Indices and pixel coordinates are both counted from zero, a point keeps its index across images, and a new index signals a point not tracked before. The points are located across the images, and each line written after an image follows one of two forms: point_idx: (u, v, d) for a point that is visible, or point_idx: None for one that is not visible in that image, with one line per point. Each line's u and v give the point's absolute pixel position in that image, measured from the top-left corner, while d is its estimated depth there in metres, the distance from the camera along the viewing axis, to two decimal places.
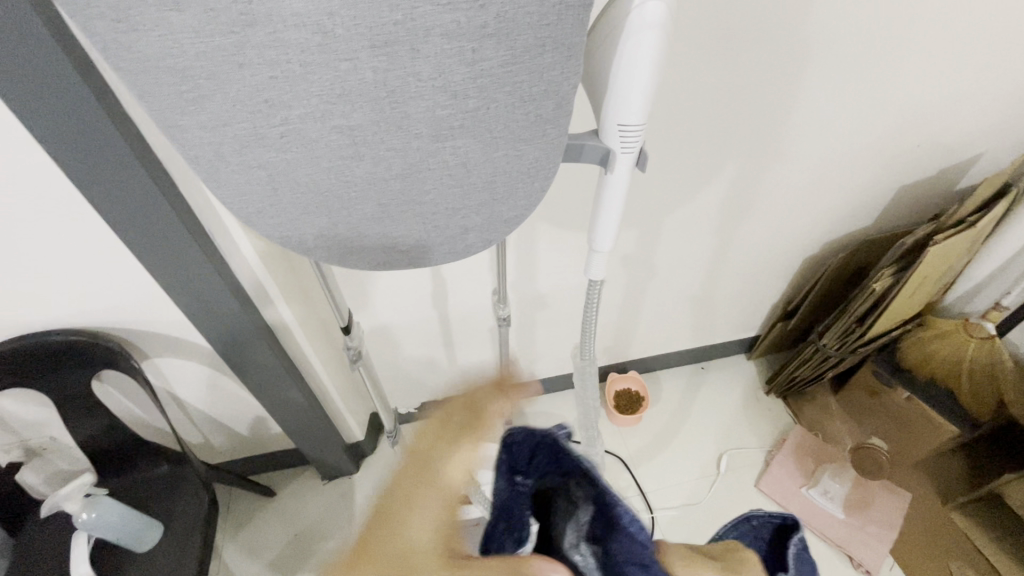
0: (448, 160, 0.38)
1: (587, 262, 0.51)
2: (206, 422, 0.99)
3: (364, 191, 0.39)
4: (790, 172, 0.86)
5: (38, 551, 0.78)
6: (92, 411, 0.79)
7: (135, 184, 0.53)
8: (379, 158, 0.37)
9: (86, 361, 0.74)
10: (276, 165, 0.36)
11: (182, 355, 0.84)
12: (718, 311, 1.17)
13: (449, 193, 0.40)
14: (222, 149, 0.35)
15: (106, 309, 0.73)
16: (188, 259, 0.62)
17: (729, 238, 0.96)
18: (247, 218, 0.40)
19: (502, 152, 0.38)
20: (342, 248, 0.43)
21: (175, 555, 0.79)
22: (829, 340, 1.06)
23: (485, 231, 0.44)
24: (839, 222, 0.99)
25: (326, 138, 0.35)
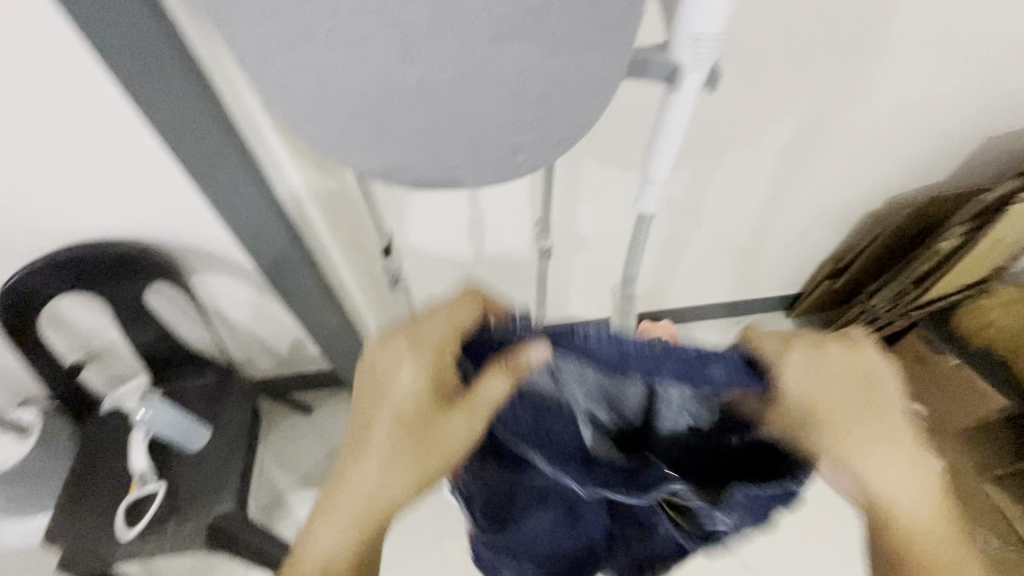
0: (503, 68, 0.35)
1: (639, 194, 0.48)
2: (249, 341, 1.03)
3: (413, 100, 0.37)
4: (863, 116, 0.79)
5: (101, 444, 0.85)
6: (145, 320, 0.84)
7: (180, 91, 0.52)
8: (430, 62, 0.34)
9: (137, 272, 0.77)
10: (323, 65, 0.34)
11: (227, 273, 0.86)
12: (763, 265, 1.12)
13: (501, 107, 0.38)
14: (270, 44, 0.33)
15: (155, 222, 0.75)
16: (233, 173, 0.62)
17: (785, 186, 0.90)
18: (293, 124, 0.38)
19: (561, 61, 0.35)
20: (387, 162, 0.41)
21: (223, 456, 0.84)
22: (881, 299, 1.03)
23: (536, 151, 0.42)
24: (909, 176, 0.92)
25: (377, 37, 0.33)
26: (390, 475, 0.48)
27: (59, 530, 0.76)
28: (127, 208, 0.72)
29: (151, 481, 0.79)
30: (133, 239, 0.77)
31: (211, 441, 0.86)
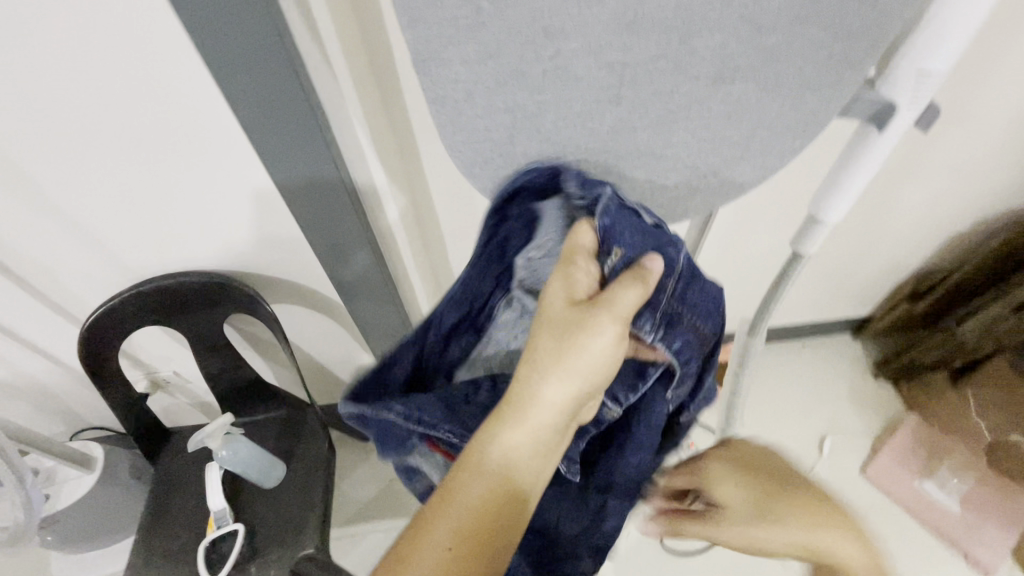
0: (713, 108, 0.32)
1: (802, 234, 0.45)
2: (313, 370, 1.00)
3: (605, 141, 0.34)
4: (972, 135, 0.74)
5: (175, 477, 0.82)
6: (221, 351, 0.81)
7: (299, 122, 0.49)
8: (638, 103, 0.31)
9: (222, 302, 0.74)
10: (524, 109, 0.31)
11: (302, 303, 0.83)
12: (842, 287, 1.06)
13: (696, 148, 0.35)
14: (474, 88, 0.30)
15: (242, 254, 0.72)
16: (334, 202, 0.59)
17: (871, 209, 0.86)
18: (470, 170, 0.35)
19: (779, 102, 0.32)
20: (555, 205, 0.39)
21: (300, 492, 0.81)
22: (970, 327, 0.98)
23: (713, 192, 0.39)
24: (1005, 197, 0.86)
25: (592, 79, 0.30)
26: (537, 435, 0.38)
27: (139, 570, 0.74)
28: (217, 240, 0.68)
29: (229, 522, 0.76)
30: (218, 271, 0.74)
31: (288, 476, 0.82)
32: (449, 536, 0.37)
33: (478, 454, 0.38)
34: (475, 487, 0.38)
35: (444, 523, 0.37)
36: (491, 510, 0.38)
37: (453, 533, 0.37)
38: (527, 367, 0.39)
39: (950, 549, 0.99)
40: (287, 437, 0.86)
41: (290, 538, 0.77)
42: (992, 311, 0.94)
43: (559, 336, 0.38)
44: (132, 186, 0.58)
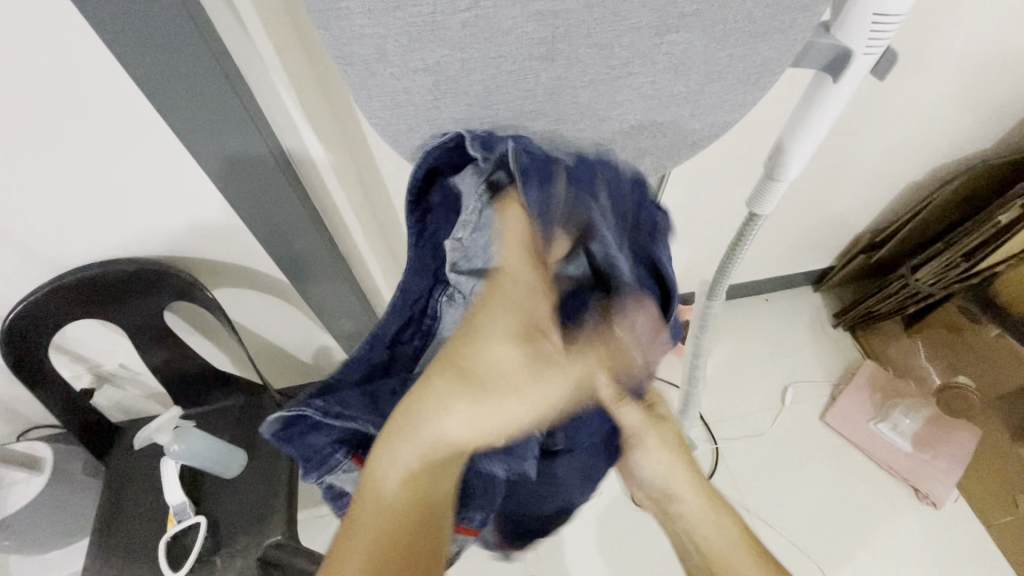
0: (658, 62, 0.29)
1: (756, 195, 0.43)
2: (271, 353, 0.96)
3: (543, 103, 0.30)
4: (926, 81, 0.73)
5: (128, 475, 0.79)
6: (165, 341, 0.76)
7: (210, 89, 0.44)
8: (575, 58, 0.28)
9: (158, 291, 0.69)
10: (447, 68, 0.27)
11: (249, 287, 0.78)
12: (803, 241, 1.07)
13: (642, 107, 0.32)
14: (385, 45, 0.26)
15: (172, 237, 0.66)
16: (265, 177, 0.54)
17: (830, 162, 0.85)
18: (396, 138, 0.32)
19: (728, 53, 0.29)
20: None
21: (263, 480, 0.78)
22: (924, 275, 0.99)
23: (665, 155, 0.36)
24: (959, 145, 0.87)
25: (520, 30, 0.26)
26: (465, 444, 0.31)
27: (96, 573, 0.71)
28: (139, 223, 0.63)
29: (190, 515, 0.73)
30: (150, 256, 0.69)
31: (249, 465, 0.80)
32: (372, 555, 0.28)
33: (387, 478, 0.30)
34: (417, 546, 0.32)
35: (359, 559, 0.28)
36: (404, 540, 0.29)
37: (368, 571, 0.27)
38: (440, 375, 0.31)
39: (903, 486, 1.05)
40: (246, 425, 0.83)
41: (256, 526, 0.75)
42: (945, 257, 0.96)
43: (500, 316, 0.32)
44: (33, 163, 0.53)
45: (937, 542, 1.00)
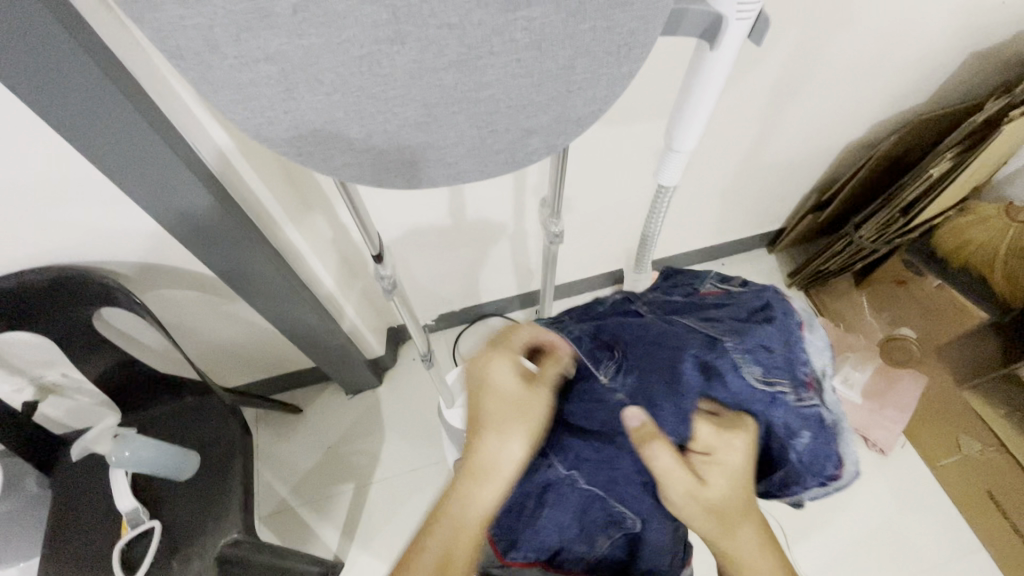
0: (517, 39, 0.28)
1: (661, 165, 0.43)
2: (220, 350, 0.95)
3: (406, 88, 0.29)
4: (857, 38, 0.71)
5: (78, 484, 0.77)
6: (100, 348, 0.74)
7: (88, 88, 0.41)
8: (426, 39, 0.27)
9: (80, 299, 0.67)
10: (289, 57, 0.26)
11: (182, 286, 0.77)
12: (751, 206, 1.07)
13: (513, 86, 0.31)
14: (215, 33, 0.25)
15: (88, 241, 0.64)
16: (171, 178, 0.52)
17: (774, 124, 0.84)
18: (259, 132, 0.30)
19: (590, 25, 0.28)
20: (377, 164, 0.34)
21: (218, 480, 0.78)
22: (866, 232, 1.01)
23: (552, 133, 0.35)
24: (898, 97, 0.86)
25: (358, 12, 0.25)
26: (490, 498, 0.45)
27: None
28: (45, 228, 0.60)
29: (144, 520, 0.72)
30: (68, 262, 0.66)
31: (203, 466, 0.79)
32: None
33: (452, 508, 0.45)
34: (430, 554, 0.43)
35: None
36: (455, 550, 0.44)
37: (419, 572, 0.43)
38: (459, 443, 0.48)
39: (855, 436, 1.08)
40: (197, 427, 0.82)
41: (210, 528, 0.75)
42: (884, 213, 0.98)
43: (504, 411, 0.47)
44: None
45: (889, 486, 1.05)
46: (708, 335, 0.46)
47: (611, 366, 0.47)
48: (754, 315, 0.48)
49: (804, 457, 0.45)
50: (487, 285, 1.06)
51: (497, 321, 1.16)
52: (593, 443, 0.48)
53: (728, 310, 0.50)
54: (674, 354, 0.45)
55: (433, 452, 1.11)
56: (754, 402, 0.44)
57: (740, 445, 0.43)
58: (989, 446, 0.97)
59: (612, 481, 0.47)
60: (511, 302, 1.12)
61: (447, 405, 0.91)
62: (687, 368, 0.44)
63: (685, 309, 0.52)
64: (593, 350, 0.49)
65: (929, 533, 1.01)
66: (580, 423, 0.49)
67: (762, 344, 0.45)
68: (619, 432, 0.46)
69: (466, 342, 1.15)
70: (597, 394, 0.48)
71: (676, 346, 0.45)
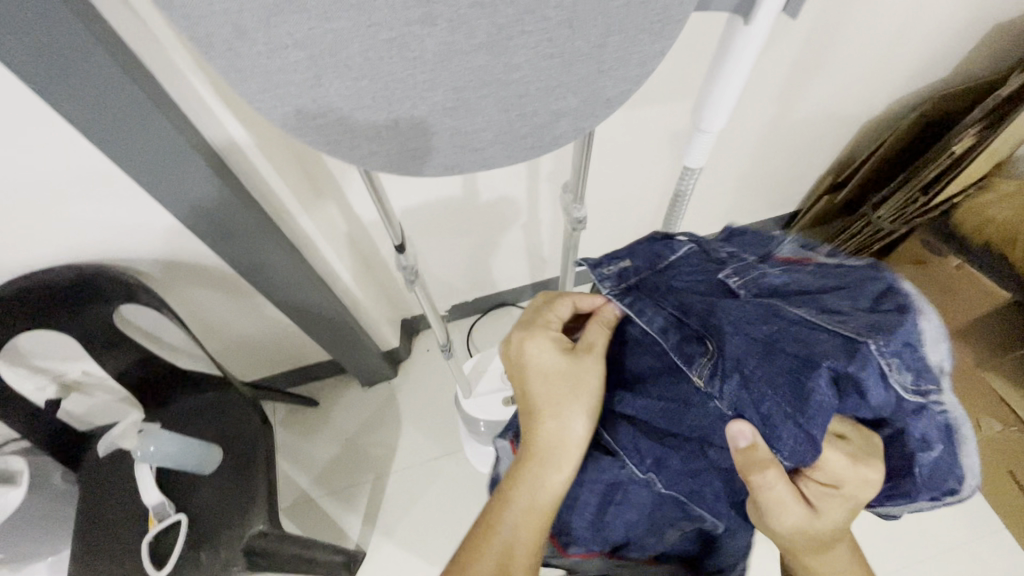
0: (548, 17, 0.27)
1: (689, 147, 0.42)
2: (238, 344, 0.95)
3: (435, 72, 0.28)
4: (877, 11, 0.70)
5: (106, 478, 0.79)
6: (122, 344, 0.75)
7: (107, 81, 0.41)
8: (456, 20, 0.26)
9: (101, 296, 0.67)
10: (318, 42, 0.26)
11: (200, 282, 0.77)
12: (767, 188, 1.05)
13: (543, 67, 0.30)
14: (244, 19, 0.24)
15: (106, 238, 0.64)
16: (191, 172, 0.51)
17: (791, 103, 0.82)
18: (286, 121, 0.30)
19: (623, 0, 0.28)
20: (403, 152, 0.34)
21: (241, 473, 0.79)
22: (885, 214, 1.00)
23: (581, 115, 0.34)
24: (919, 71, 0.84)
25: None
26: (546, 468, 0.48)
27: None
28: (64, 226, 0.61)
29: (170, 513, 0.73)
30: (88, 259, 0.66)
31: (226, 459, 0.80)
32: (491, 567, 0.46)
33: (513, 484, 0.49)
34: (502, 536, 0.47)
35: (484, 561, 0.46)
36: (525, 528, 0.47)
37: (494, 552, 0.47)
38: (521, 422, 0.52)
39: None
40: (218, 421, 0.83)
41: (236, 521, 0.75)
42: (904, 193, 0.96)
43: (556, 383, 0.50)
44: None
45: None
46: (842, 336, 0.37)
47: (708, 371, 0.41)
48: (888, 301, 0.39)
49: (931, 470, 0.40)
50: (501, 274, 1.05)
51: (511, 310, 1.15)
52: (677, 447, 0.46)
53: (843, 294, 0.41)
54: (798, 364, 0.37)
55: (451, 442, 1.11)
56: (894, 411, 0.38)
57: (874, 477, 0.40)
58: (1010, 426, 0.95)
59: (695, 490, 0.47)
60: (525, 291, 1.12)
61: (464, 394, 0.91)
62: (818, 383, 0.36)
63: (789, 286, 0.43)
64: (682, 344, 0.44)
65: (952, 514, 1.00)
66: (662, 423, 0.47)
67: (907, 342, 0.36)
68: (714, 443, 0.45)
69: (481, 332, 1.14)
70: (689, 393, 0.45)
71: (786, 351, 0.38)
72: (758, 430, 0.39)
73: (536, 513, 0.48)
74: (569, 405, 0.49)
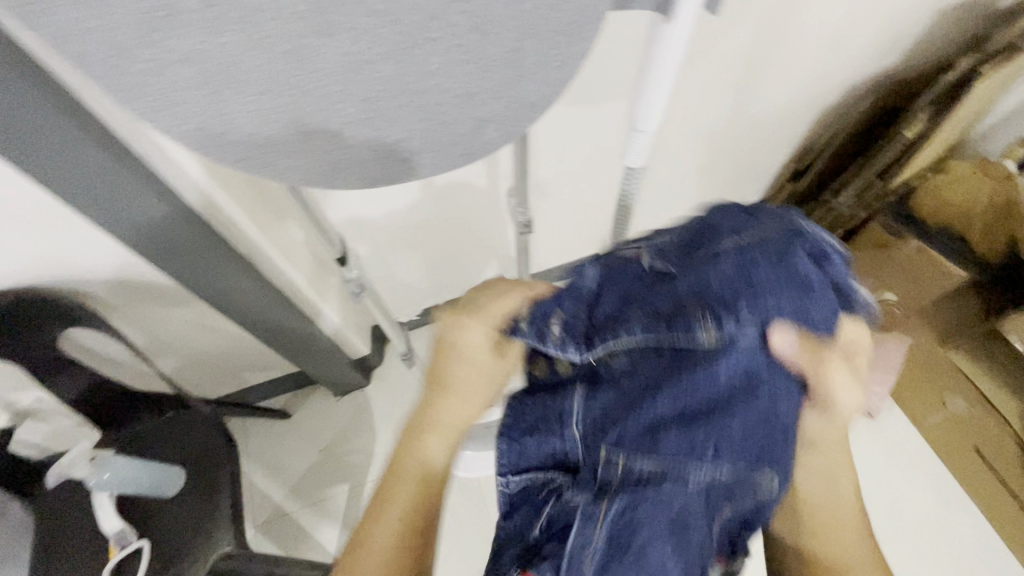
0: (455, 23, 0.26)
1: (627, 146, 0.42)
2: (200, 361, 0.93)
3: (343, 83, 0.27)
4: (826, 2, 0.70)
5: (62, 507, 0.76)
6: (71, 369, 0.72)
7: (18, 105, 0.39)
8: (355, 29, 0.25)
9: (43, 321, 0.64)
10: (208, 56, 0.24)
11: (150, 301, 0.74)
12: (731, 178, 1.06)
13: (459, 73, 0.29)
14: (120, 35, 0.23)
15: (44, 264, 0.61)
16: (125, 195, 0.49)
17: (747, 95, 0.82)
18: (188, 138, 0.28)
19: (533, 3, 0.27)
20: (324, 165, 0.32)
21: (206, 493, 0.77)
22: (846, 200, 1.01)
23: (508, 120, 0.34)
24: (872, 58, 0.85)
25: (276, 4, 0.23)
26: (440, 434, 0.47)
27: None
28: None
29: (132, 540, 0.71)
30: (25, 284, 0.63)
31: (189, 481, 0.78)
32: (389, 537, 0.43)
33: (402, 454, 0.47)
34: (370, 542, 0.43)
35: (380, 530, 0.43)
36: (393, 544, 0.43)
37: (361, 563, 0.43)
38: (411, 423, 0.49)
39: None
40: (178, 443, 0.80)
41: (201, 542, 0.74)
42: (861, 178, 0.97)
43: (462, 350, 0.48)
44: None
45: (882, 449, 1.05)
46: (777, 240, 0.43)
47: (710, 318, 0.40)
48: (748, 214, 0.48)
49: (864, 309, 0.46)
50: (470, 276, 1.04)
51: None
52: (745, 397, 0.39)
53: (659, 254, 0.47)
54: (782, 257, 0.42)
55: (427, 447, 1.10)
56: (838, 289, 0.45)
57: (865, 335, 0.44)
58: (974, 402, 0.98)
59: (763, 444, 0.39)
60: None
61: None
62: (801, 264, 0.42)
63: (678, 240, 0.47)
64: (674, 327, 0.41)
65: (922, 490, 1.02)
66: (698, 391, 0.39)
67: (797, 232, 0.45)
68: (759, 376, 0.39)
69: None
70: (710, 352, 0.39)
71: (716, 272, 0.42)
72: (796, 330, 0.40)
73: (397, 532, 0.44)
74: (475, 369, 0.48)
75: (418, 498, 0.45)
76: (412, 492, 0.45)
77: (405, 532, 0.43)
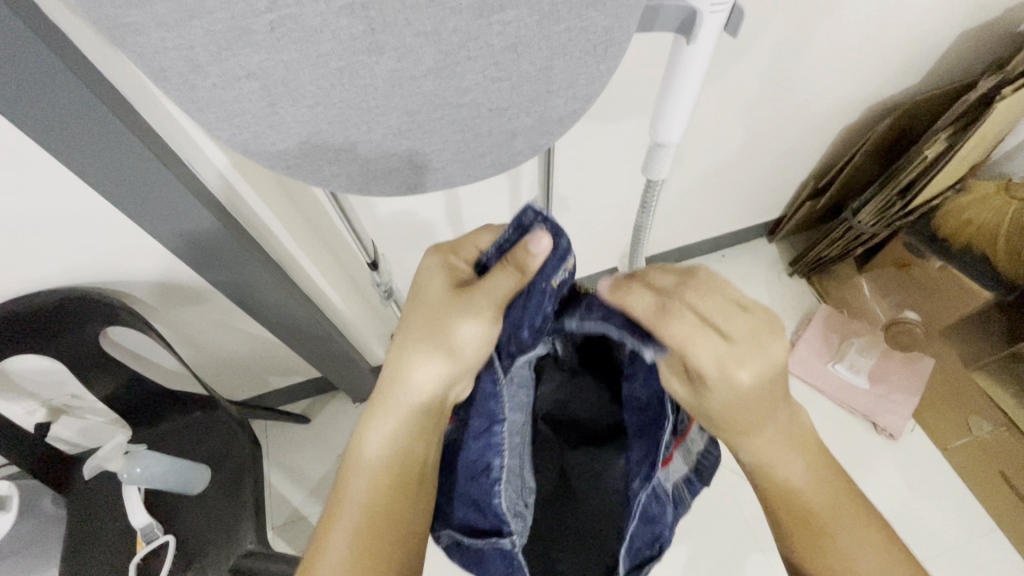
0: (493, 43, 0.28)
1: (649, 159, 0.44)
2: (228, 363, 0.96)
3: (388, 97, 0.30)
4: (845, 23, 0.71)
5: (95, 500, 0.79)
6: (109, 366, 0.76)
7: (86, 115, 0.42)
8: (403, 48, 0.27)
9: (87, 320, 0.68)
10: (271, 71, 0.27)
11: (185, 303, 0.78)
12: (748, 195, 1.07)
13: (493, 89, 0.31)
14: (195, 54, 0.25)
15: (91, 265, 0.64)
16: (170, 199, 0.52)
17: (767, 113, 0.84)
18: (246, 145, 0.31)
19: (564, 26, 0.29)
20: (363, 172, 0.35)
21: (229, 492, 0.79)
22: (865, 217, 1.00)
23: (537, 133, 0.36)
24: (890, 79, 0.86)
25: (334, 25, 0.25)
26: (393, 428, 0.46)
27: None
28: (46, 257, 0.60)
29: (159, 535, 0.73)
30: (73, 285, 0.67)
31: (214, 479, 0.80)
32: (346, 541, 0.44)
33: (362, 442, 0.47)
34: (344, 519, 0.45)
35: (338, 537, 0.44)
36: (372, 525, 0.44)
37: (339, 539, 0.44)
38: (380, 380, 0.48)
39: (864, 422, 1.08)
40: (207, 441, 0.84)
41: (223, 539, 0.75)
42: (882, 196, 0.96)
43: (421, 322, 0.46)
44: None
45: (904, 471, 1.03)
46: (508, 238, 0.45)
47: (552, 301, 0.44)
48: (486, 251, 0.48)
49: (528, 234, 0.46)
50: None
51: None
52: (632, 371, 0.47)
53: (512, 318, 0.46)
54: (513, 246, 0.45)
55: None
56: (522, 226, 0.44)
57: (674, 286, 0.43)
58: (999, 425, 0.94)
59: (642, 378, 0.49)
60: None
61: None
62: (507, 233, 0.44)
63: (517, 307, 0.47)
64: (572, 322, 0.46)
65: (944, 514, 0.99)
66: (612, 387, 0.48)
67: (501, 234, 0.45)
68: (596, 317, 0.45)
69: None
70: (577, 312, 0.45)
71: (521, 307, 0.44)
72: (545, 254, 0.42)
73: (369, 514, 0.45)
74: (431, 346, 0.45)
75: (382, 504, 0.45)
76: (381, 473, 0.45)
77: (364, 536, 0.44)
